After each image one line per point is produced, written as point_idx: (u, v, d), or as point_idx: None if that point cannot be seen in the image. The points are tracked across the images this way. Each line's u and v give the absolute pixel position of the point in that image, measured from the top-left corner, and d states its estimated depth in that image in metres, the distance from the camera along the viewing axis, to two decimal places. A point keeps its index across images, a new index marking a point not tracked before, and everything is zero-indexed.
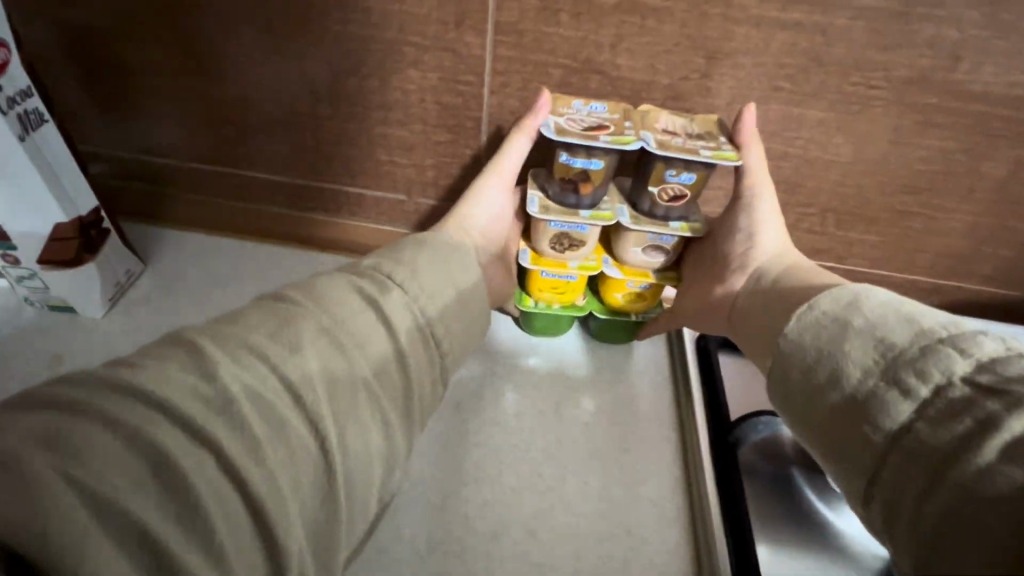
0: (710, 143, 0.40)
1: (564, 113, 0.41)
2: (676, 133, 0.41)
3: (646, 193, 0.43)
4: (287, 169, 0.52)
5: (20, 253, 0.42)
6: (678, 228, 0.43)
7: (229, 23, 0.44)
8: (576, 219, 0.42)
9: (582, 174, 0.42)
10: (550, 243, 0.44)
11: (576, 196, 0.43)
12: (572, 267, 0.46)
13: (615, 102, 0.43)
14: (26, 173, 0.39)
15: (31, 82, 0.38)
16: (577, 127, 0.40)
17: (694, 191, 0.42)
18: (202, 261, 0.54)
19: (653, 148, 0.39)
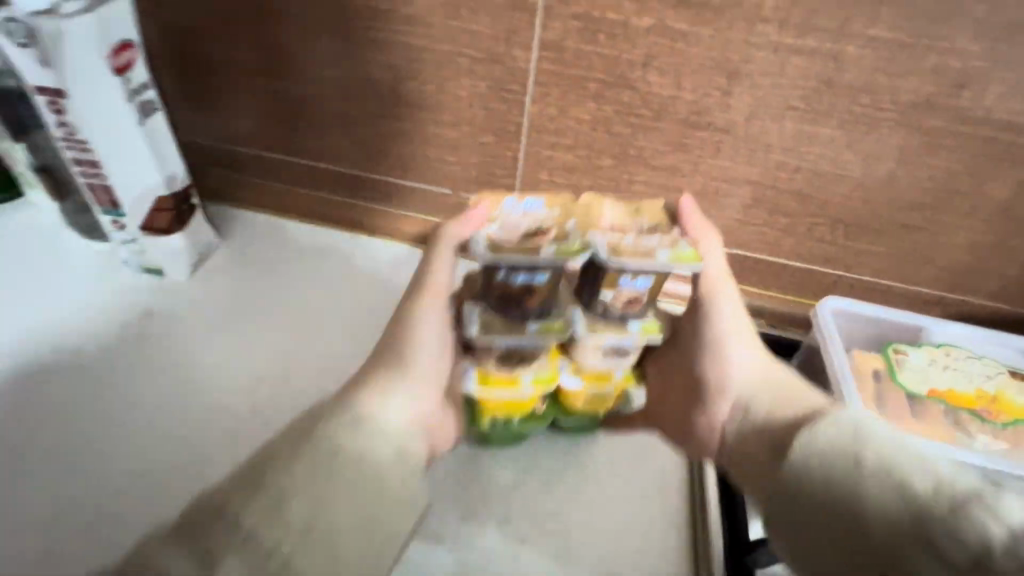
0: (667, 244, 0.40)
1: (497, 217, 0.40)
2: (620, 231, 0.40)
3: (600, 297, 0.41)
4: (346, 162, 0.59)
5: (127, 220, 0.50)
6: (639, 331, 0.42)
7: (310, 34, 0.50)
8: (524, 334, 0.41)
9: (525, 289, 0.40)
10: (499, 361, 0.43)
11: (521, 310, 0.41)
12: (526, 383, 0.43)
13: (557, 201, 0.42)
14: (139, 153, 0.46)
15: (150, 76, 0.45)
16: (511, 239, 0.38)
17: (649, 295, 0.41)
18: (270, 238, 0.62)
19: (606, 257, 0.39)
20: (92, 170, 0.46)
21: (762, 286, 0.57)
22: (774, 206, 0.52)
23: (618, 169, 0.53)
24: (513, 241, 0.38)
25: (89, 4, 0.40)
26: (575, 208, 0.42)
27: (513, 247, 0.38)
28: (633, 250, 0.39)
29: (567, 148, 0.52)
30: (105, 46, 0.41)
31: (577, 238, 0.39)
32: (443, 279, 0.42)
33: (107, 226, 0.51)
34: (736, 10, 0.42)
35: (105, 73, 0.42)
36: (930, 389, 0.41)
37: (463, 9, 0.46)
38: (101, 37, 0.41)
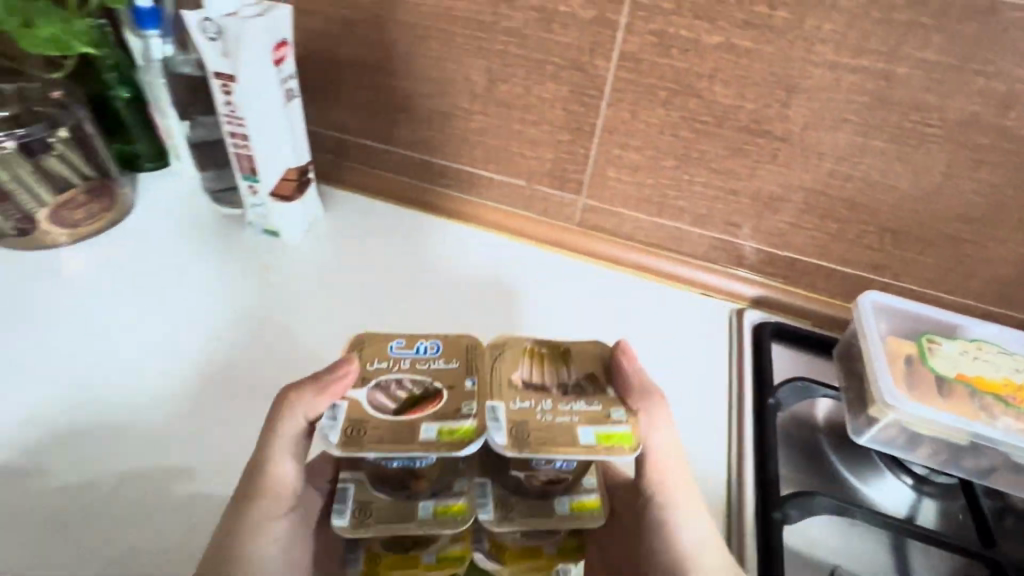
0: (586, 422, 0.36)
1: (376, 377, 0.38)
2: (532, 394, 0.38)
3: (516, 474, 0.37)
4: (438, 152, 0.68)
5: (260, 186, 0.60)
6: (569, 510, 0.37)
7: (421, 41, 0.60)
8: (411, 526, 0.36)
9: (410, 472, 0.37)
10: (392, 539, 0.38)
11: (410, 493, 0.37)
12: (429, 563, 0.38)
13: (457, 369, 0.38)
14: (282, 131, 0.56)
15: (294, 69, 0.56)
16: (389, 409, 0.36)
17: (571, 474, 0.37)
18: (364, 214, 0.71)
19: (502, 446, 0.34)
20: (241, 142, 0.56)
21: (810, 289, 0.61)
22: (825, 211, 0.56)
23: (680, 169, 0.59)
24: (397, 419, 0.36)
25: (264, 10, 0.50)
26: (484, 375, 0.38)
27: (383, 433, 0.35)
28: (541, 432, 0.35)
29: (636, 149, 0.59)
30: (271, 43, 0.52)
31: (470, 414, 0.36)
32: (288, 475, 0.39)
33: (244, 192, 0.61)
34: (797, 32, 0.48)
35: (268, 65, 0.52)
36: (959, 374, 0.45)
37: (554, 23, 0.54)
38: (269, 36, 0.51)
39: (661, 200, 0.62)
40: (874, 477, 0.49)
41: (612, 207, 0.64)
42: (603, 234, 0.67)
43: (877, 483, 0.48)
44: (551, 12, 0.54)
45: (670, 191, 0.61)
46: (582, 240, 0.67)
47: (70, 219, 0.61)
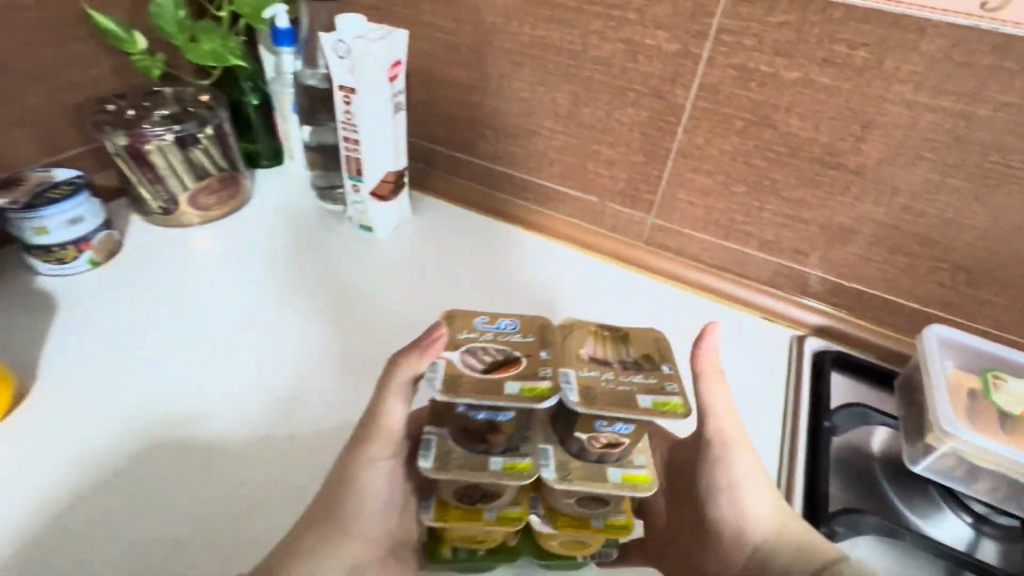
0: (651, 387, 0.37)
1: (465, 343, 0.39)
2: (599, 366, 0.38)
3: (576, 437, 0.38)
4: (519, 166, 0.73)
5: (363, 185, 0.68)
6: (621, 480, 0.37)
7: (515, 65, 0.66)
8: (485, 477, 0.36)
9: (488, 425, 0.38)
10: (457, 492, 0.40)
11: (485, 444, 0.38)
12: (490, 518, 0.40)
13: (532, 330, 0.40)
14: (388, 139, 0.64)
15: (404, 86, 0.64)
16: (477, 367, 0.37)
17: (628, 438, 0.37)
18: (446, 217, 0.78)
19: (573, 403, 0.35)
20: (353, 146, 0.64)
21: (875, 322, 0.62)
22: (896, 245, 0.57)
23: (751, 196, 0.61)
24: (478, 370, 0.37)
25: (386, 35, 0.58)
26: (555, 338, 0.40)
27: (473, 385, 0.36)
28: (608, 396, 0.35)
29: (708, 174, 0.62)
30: (389, 63, 0.59)
31: (547, 376, 0.36)
32: (395, 425, 0.40)
33: (349, 190, 0.69)
34: (875, 72, 0.50)
35: (384, 81, 0.60)
36: None
37: (640, 54, 0.59)
38: (388, 57, 0.59)
39: (729, 224, 0.64)
40: (934, 512, 0.48)
41: (680, 227, 0.68)
42: (668, 252, 0.70)
43: (936, 518, 0.48)
44: (638, 44, 0.58)
45: (738, 216, 0.63)
46: (647, 257, 0.71)
47: (205, 203, 0.70)
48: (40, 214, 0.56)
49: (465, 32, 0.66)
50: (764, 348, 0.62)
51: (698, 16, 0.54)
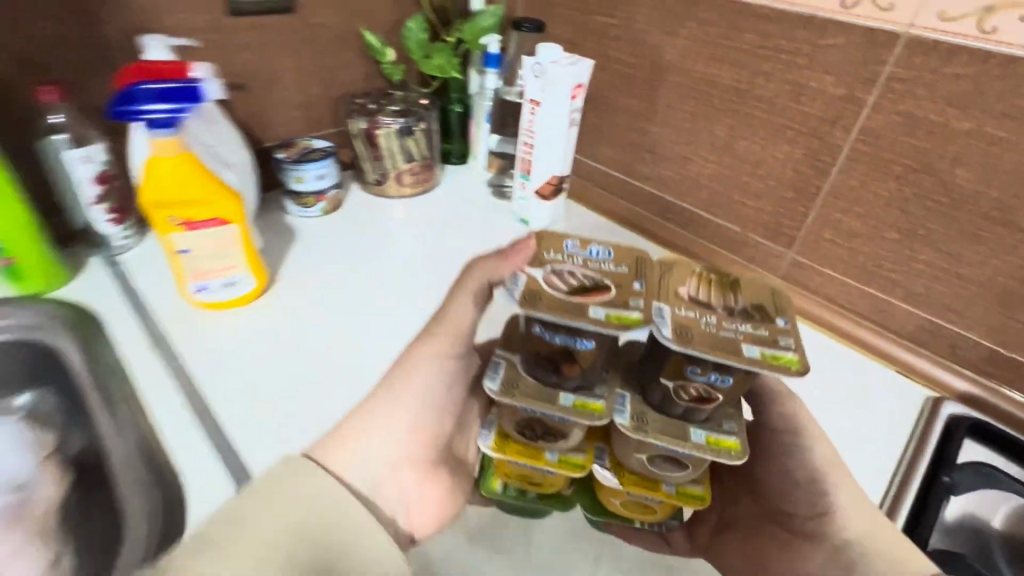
0: (759, 340, 0.38)
1: (551, 262, 0.42)
2: (698, 310, 0.40)
3: (662, 385, 0.41)
4: (670, 189, 0.80)
5: (528, 183, 0.80)
6: (706, 442, 0.40)
7: (682, 97, 0.74)
8: (555, 410, 0.40)
9: (568, 354, 0.41)
10: (523, 428, 0.44)
11: (559, 376, 0.41)
12: (553, 460, 0.44)
13: (629, 271, 0.42)
14: (559, 148, 0.75)
15: (581, 106, 0.75)
16: (563, 289, 0.40)
17: (721, 394, 0.40)
18: (594, 226, 0.87)
19: (668, 338, 0.37)
20: (528, 150, 0.77)
21: None
22: None
23: (902, 244, 0.61)
24: (566, 292, 0.40)
25: (575, 63, 0.70)
26: (653, 281, 0.42)
27: (561, 304, 0.38)
28: (709, 338, 0.37)
29: (857, 217, 0.63)
30: (574, 85, 0.71)
31: (638, 308, 0.39)
32: (461, 326, 0.51)
33: (516, 186, 0.82)
34: None
35: (566, 100, 0.72)
36: None
37: (804, 96, 0.63)
38: (574, 81, 0.71)
39: (874, 269, 0.64)
40: None
41: (820, 266, 0.69)
42: (801, 289, 0.71)
43: None
44: (803, 86, 0.62)
45: (885, 263, 0.63)
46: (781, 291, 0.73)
47: (409, 182, 0.88)
48: (302, 167, 0.77)
49: (643, 66, 0.76)
50: (890, 399, 0.60)
51: (869, 64, 0.57)
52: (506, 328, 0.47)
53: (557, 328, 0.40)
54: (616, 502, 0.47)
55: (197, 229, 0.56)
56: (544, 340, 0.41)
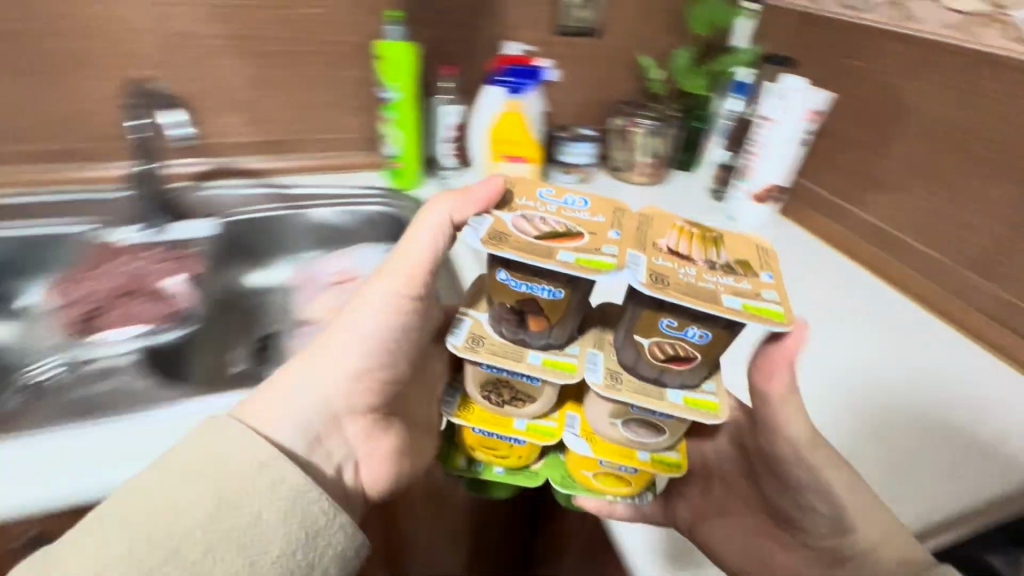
0: (740, 292, 0.45)
1: (524, 212, 0.49)
2: (676, 262, 0.46)
3: (635, 342, 0.47)
4: (881, 216, 0.88)
5: (743, 185, 0.96)
6: (683, 402, 0.46)
7: (912, 134, 0.83)
8: (521, 368, 0.47)
9: (538, 306, 0.46)
10: (485, 393, 0.51)
11: (524, 330, 0.48)
12: (519, 424, 0.52)
13: (608, 224, 0.49)
14: (780, 160, 0.92)
15: (810, 130, 0.90)
16: (532, 233, 0.46)
17: (698, 352, 0.46)
18: (798, 239, 0.97)
19: (643, 284, 0.42)
20: (750, 158, 0.94)
21: None
22: None
23: None
24: (531, 233, 0.46)
25: (811, 91, 0.86)
26: (640, 236, 0.49)
27: (522, 245, 0.44)
28: (683, 285, 0.43)
29: None
30: (807, 110, 0.88)
31: (611, 254, 0.45)
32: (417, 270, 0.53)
33: (732, 187, 0.98)
34: None
35: (797, 122, 0.89)
36: None
37: None
38: (809, 107, 0.87)
39: None
40: None
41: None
42: (999, 324, 0.75)
43: None
44: None
45: None
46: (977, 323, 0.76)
47: (648, 174, 1.09)
48: (571, 144, 1.04)
49: (881, 104, 0.86)
50: None
51: None
52: (471, 291, 0.54)
53: (521, 271, 0.45)
54: (588, 475, 0.53)
55: (512, 163, 0.86)
56: (508, 290, 0.46)
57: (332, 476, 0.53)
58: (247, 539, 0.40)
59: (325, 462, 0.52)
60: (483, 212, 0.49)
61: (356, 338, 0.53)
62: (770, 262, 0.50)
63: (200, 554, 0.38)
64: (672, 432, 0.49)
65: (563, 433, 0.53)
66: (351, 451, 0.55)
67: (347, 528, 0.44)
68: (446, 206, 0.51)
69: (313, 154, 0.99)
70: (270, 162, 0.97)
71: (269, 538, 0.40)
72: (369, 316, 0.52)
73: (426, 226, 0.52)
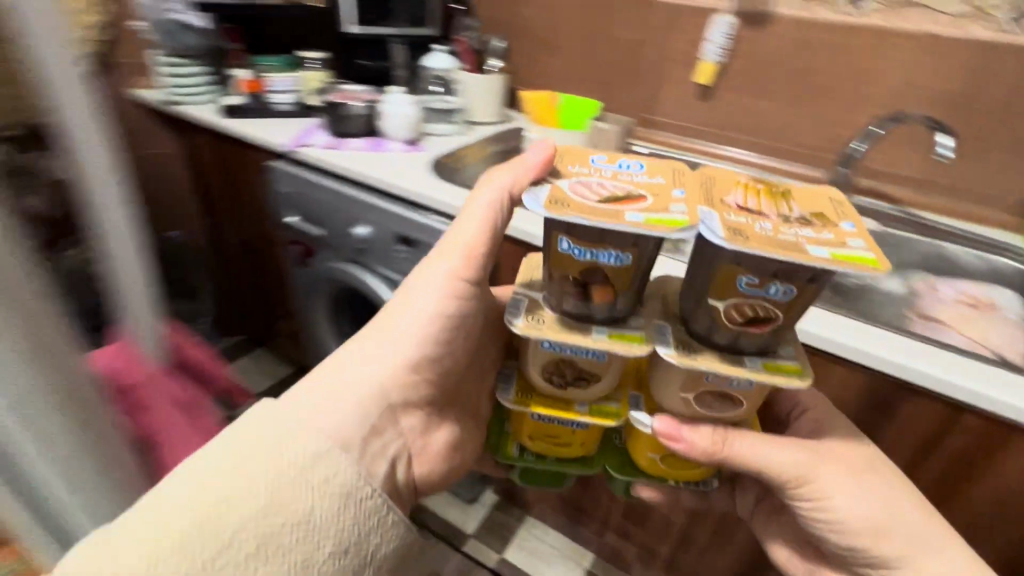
0: (828, 242, 0.45)
1: (578, 176, 0.52)
2: (747, 218, 0.47)
3: (710, 318, 0.50)
4: None
5: None
6: (765, 367, 0.49)
7: None
8: (587, 344, 0.52)
9: (602, 276, 0.50)
10: (541, 373, 0.59)
11: (588, 302, 0.52)
12: (579, 410, 0.59)
13: (663, 186, 0.51)
14: None
15: None
16: (592, 199, 0.48)
17: (780, 312, 0.47)
18: None
19: (723, 241, 0.44)
20: None
21: None
22: None
23: None
24: (592, 196, 0.48)
25: None
26: (706, 194, 0.51)
27: (578, 207, 0.46)
28: (758, 237, 0.45)
29: None
30: None
31: (682, 212, 0.46)
32: (477, 248, 0.64)
33: None
34: None
35: None
36: None
37: None
38: None
39: None
40: None
41: None
42: None
43: None
44: None
45: None
46: None
47: None
48: None
49: None
50: None
51: None
52: (521, 282, 0.60)
53: (586, 238, 0.48)
54: (654, 456, 0.61)
55: None
56: (574, 261, 0.50)
57: (389, 470, 0.60)
58: (308, 531, 0.47)
59: (380, 454, 0.59)
60: (540, 178, 0.54)
61: (427, 296, 0.63)
62: (843, 211, 0.52)
63: (264, 548, 0.44)
64: (751, 401, 0.55)
65: (630, 414, 0.59)
66: (406, 444, 0.64)
67: (391, 525, 0.53)
68: (507, 178, 0.61)
69: (949, 203, 1.12)
70: (909, 195, 1.15)
71: (326, 534, 0.48)
72: (430, 293, 0.63)
73: (490, 206, 0.62)
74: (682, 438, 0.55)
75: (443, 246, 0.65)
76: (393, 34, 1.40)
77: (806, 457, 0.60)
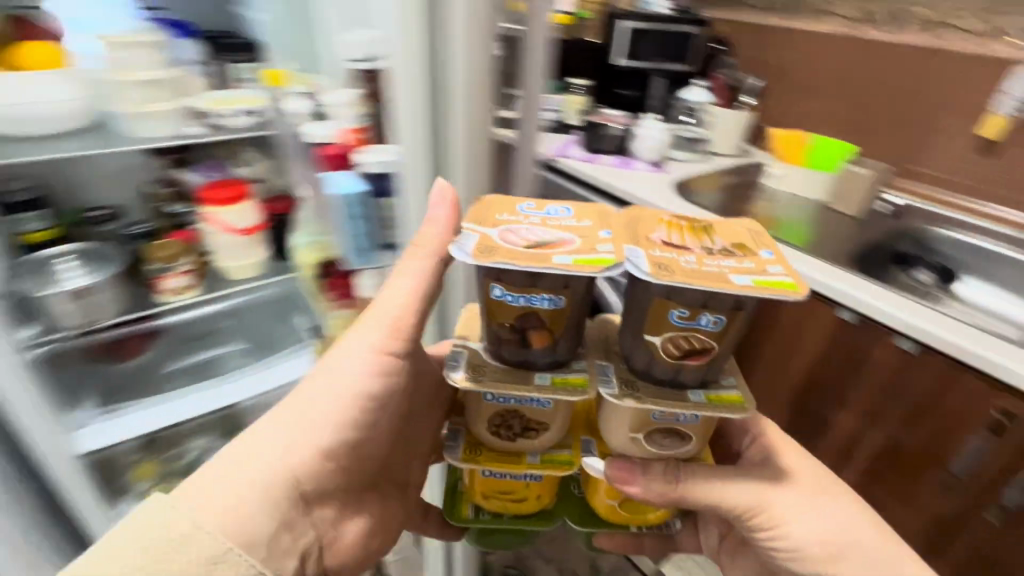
0: (746, 269, 0.56)
1: (511, 223, 0.61)
2: (674, 253, 0.58)
3: (657, 357, 0.59)
4: None
5: None
6: (706, 400, 0.59)
7: None
8: (531, 391, 0.59)
9: (541, 328, 0.59)
10: (488, 423, 0.67)
11: (530, 348, 0.60)
12: (528, 458, 0.67)
13: (592, 227, 0.61)
14: None
15: None
16: (520, 245, 0.56)
17: (714, 343, 0.57)
18: None
19: (648, 275, 0.53)
20: None
21: None
22: None
23: None
24: (522, 241, 0.57)
25: None
26: (631, 233, 0.62)
27: (509, 255, 0.54)
28: (681, 272, 0.54)
29: None
30: None
31: (609, 251, 0.56)
32: (398, 325, 0.73)
33: None
34: None
35: None
36: None
37: None
38: None
39: None
40: None
41: None
42: None
43: None
44: None
45: None
46: None
47: None
48: None
49: None
50: None
51: None
52: (466, 338, 0.67)
53: (519, 285, 0.56)
54: (612, 503, 0.73)
55: None
56: (514, 311, 0.58)
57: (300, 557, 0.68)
58: None
59: (288, 548, 0.65)
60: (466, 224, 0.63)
61: (355, 368, 0.72)
62: (758, 241, 0.63)
63: None
64: (698, 433, 0.65)
65: (583, 459, 0.68)
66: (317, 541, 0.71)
67: None
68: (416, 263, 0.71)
69: None
70: None
71: None
72: (355, 366, 0.72)
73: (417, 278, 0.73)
74: (634, 481, 0.65)
75: (369, 313, 0.75)
76: (655, 67, 1.56)
77: (758, 485, 0.71)
